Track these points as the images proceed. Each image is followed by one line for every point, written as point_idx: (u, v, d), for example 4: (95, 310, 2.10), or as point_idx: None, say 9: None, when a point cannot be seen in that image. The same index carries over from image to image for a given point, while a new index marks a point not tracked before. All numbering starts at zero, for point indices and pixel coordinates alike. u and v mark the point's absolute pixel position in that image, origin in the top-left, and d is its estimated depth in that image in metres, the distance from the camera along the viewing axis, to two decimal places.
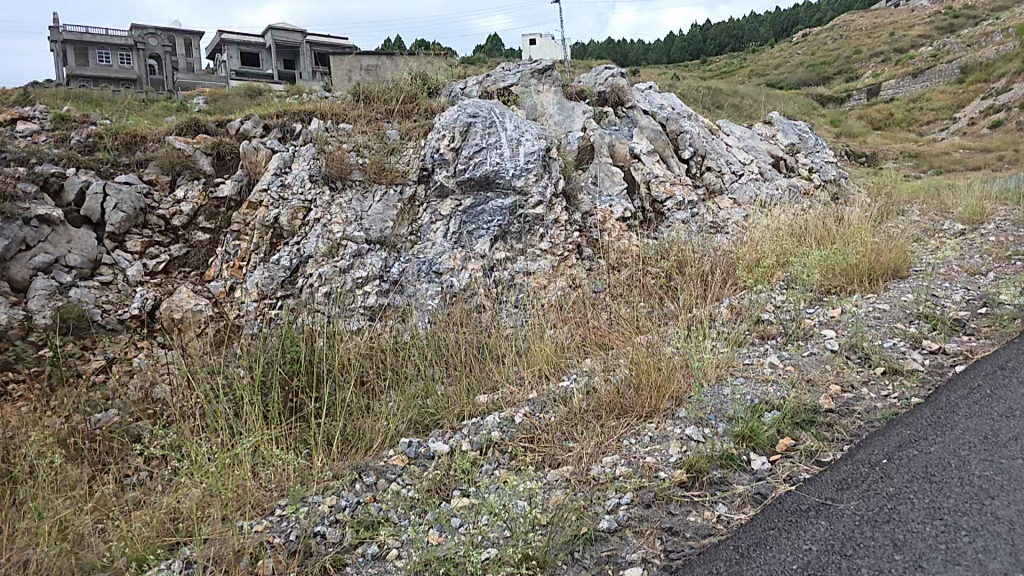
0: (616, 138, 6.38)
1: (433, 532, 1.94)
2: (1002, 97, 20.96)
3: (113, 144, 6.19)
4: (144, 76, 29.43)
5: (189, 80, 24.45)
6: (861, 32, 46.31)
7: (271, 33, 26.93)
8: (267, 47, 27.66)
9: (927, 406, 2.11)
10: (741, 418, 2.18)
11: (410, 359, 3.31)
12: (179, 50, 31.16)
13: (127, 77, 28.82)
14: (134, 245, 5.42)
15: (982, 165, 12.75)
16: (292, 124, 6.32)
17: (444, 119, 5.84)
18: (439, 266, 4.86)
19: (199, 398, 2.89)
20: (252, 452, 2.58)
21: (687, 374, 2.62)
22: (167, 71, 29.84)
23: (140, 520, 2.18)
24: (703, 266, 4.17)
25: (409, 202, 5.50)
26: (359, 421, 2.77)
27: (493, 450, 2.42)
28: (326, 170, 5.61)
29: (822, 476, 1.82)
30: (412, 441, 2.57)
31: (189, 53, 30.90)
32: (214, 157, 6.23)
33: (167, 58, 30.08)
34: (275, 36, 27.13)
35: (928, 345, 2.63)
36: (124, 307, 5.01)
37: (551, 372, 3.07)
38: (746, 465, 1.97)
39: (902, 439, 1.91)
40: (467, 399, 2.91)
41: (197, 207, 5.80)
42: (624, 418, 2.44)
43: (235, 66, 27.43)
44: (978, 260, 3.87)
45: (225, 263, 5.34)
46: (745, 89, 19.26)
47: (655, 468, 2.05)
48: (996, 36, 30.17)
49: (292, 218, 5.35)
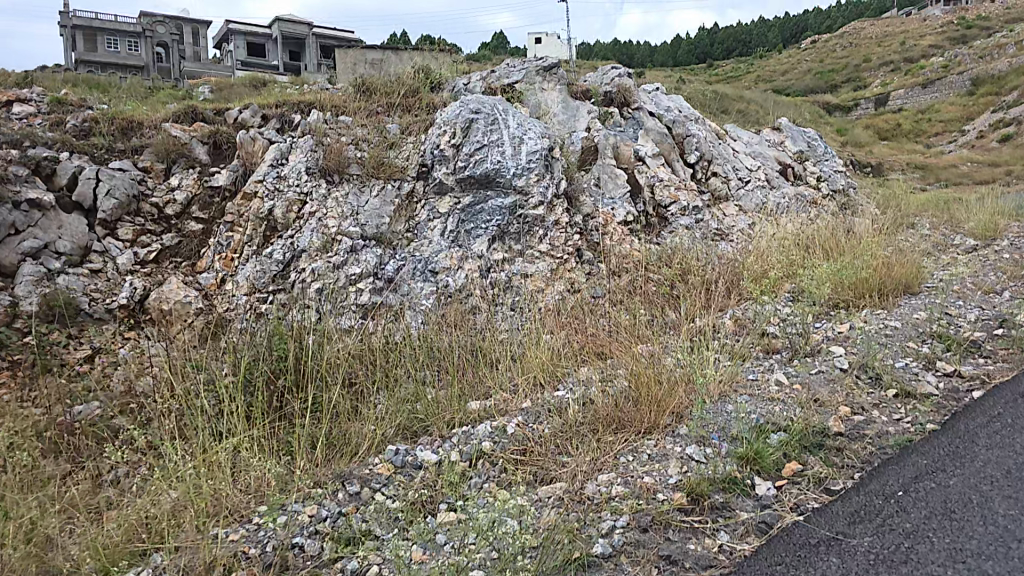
0: (620, 139, 6.25)
1: (416, 550, 1.80)
2: (1013, 110, 20.81)
3: (108, 130, 6.06)
4: (150, 64, 29.23)
5: (194, 68, 24.15)
6: (871, 40, 46.09)
7: (277, 24, 26.61)
8: (273, 37, 27.47)
9: (944, 434, 2.00)
10: (744, 439, 2.07)
11: (401, 361, 3.19)
12: (185, 38, 30.91)
13: (132, 63, 28.58)
14: (126, 233, 5.29)
15: (990, 179, 12.67)
16: (291, 114, 6.18)
17: (444, 114, 5.69)
18: (435, 265, 4.74)
19: (181, 395, 2.77)
20: (234, 454, 2.44)
21: (689, 389, 2.51)
22: (173, 60, 29.74)
23: (111, 524, 2.04)
24: (708, 274, 4.06)
25: (407, 198, 5.38)
26: (345, 425, 2.63)
27: (483, 462, 2.30)
28: (323, 163, 5.49)
29: (832, 507, 1.71)
30: (400, 450, 2.45)
31: (196, 42, 30.91)
32: (210, 146, 6.09)
33: (173, 46, 30.11)
34: (280, 27, 26.81)
35: (943, 367, 2.52)
36: (113, 296, 4.86)
37: (547, 381, 2.95)
38: (750, 490, 1.86)
39: (918, 469, 1.80)
40: (458, 406, 2.78)
41: (191, 196, 5.67)
42: (621, 433, 2.32)
43: (241, 56, 27.27)
44: (992, 278, 3.76)
45: (217, 254, 5.21)
46: (753, 95, 19.16)
47: (653, 489, 1.93)
48: (1008, 49, 30.02)
49: (287, 211, 5.23)
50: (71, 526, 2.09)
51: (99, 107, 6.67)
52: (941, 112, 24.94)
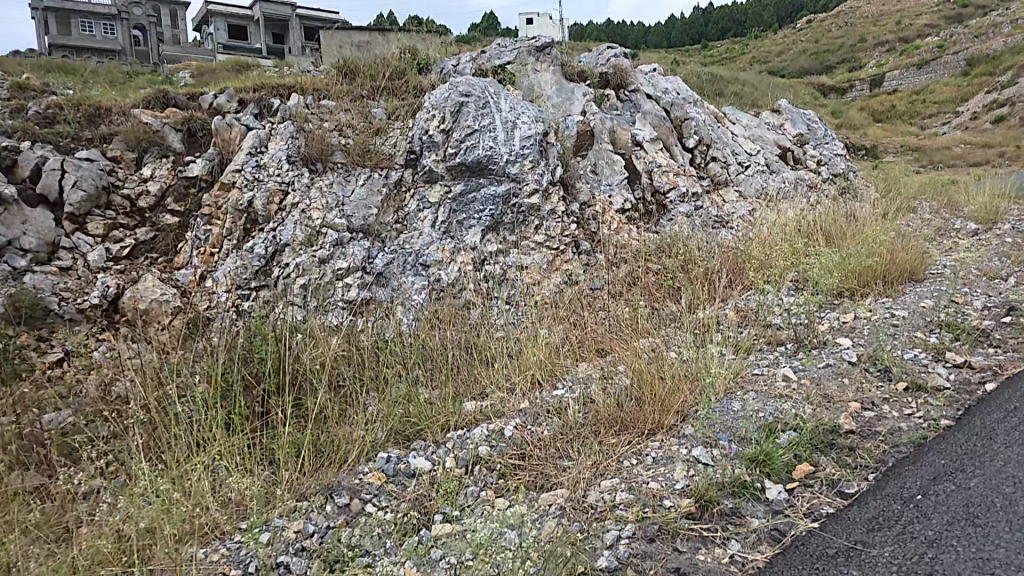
0: (616, 124, 6.03)
1: (409, 566, 1.69)
2: (1009, 90, 20.75)
3: (74, 118, 5.80)
4: (128, 47, 27.38)
5: (174, 51, 22.45)
6: (866, 19, 45.52)
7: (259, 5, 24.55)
8: (257, 21, 25.48)
9: (959, 431, 1.94)
10: (753, 440, 1.99)
11: (392, 360, 3.04)
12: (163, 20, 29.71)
13: (110, 48, 27.00)
14: (96, 227, 4.99)
15: (982, 160, 12.70)
16: (270, 99, 5.84)
17: (432, 98, 5.38)
18: (426, 258, 4.55)
19: (152, 400, 2.60)
20: (213, 467, 2.29)
21: (695, 387, 2.40)
22: (151, 42, 28.27)
23: (80, 547, 1.89)
24: (709, 263, 3.95)
25: (395, 187, 5.12)
26: (334, 430, 2.49)
27: (480, 468, 2.18)
28: (306, 152, 5.18)
29: (848, 513, 1.63)
30: (392, 457, 2.32)
31: (176, 25, 29.64)
32: (184, 133, 5.75)
33: (152, 28, 28.62)
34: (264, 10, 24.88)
35: (953, 358, 2.46)
36: (84, 295, 4.59)
37: (545, 379, 2.85)
38: (761, 494, 1.77)
39: (937, 470, 1.72)
40: (454, 409, 2.64)
41: (165, 187, 5.38)
42: (624, 434, 2.22)
43: (223, 40, 25.59)
44: (997, 263, 3.71)
45: (195, 248, 4.94)
46: (748, 77, 18.90)
47: (659, 496, 1.83)
48: (1005, 27, 29.87)
49: (267, 203, 4.96)
50: (33, 548, 1.93)
51: (62, 94, 6.38)
52: (934, 93, 24.89)
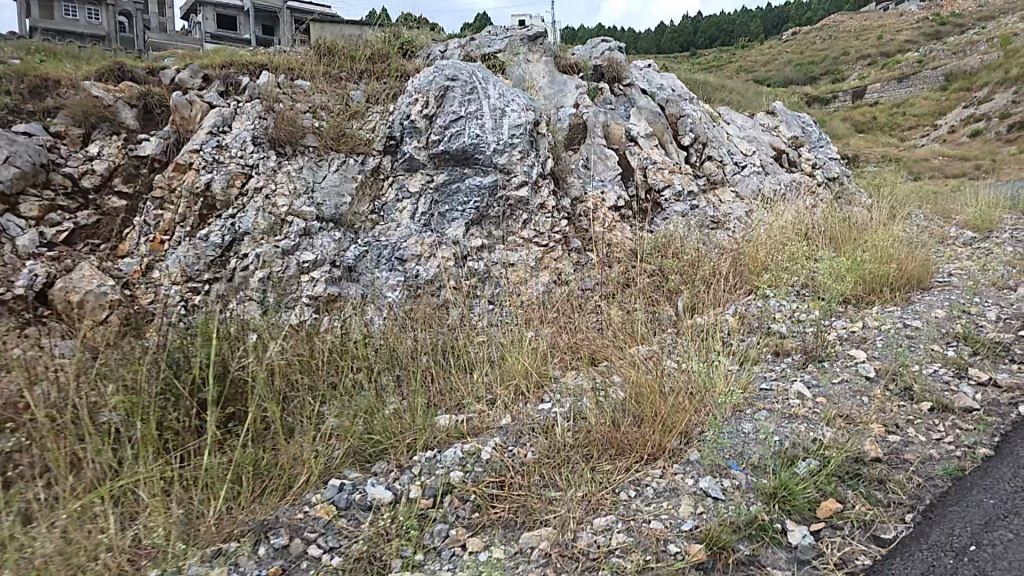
0: (609, 118, 5.77)
1: None
2: (982, 107, 21.59)
3: (15, 88, 5.16)
4: (113, 32, 25.30)
5: (161, 38, 20.75)
6: (848, 33, 46.93)
7: None
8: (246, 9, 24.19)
9: (1002, 462, 1.73)
10: (771, 469, 1.72)
11: (356, 366, 2.64)
12: None
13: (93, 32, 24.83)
14: (29, 208, 4.37)
15: (961, 172, 13.04)
16: (238, 76, 5.31)
17: (416, 81, 4.99)
18: (403, 253, 4.17)
19: (52, 415, 2.12)
20: (124, 497, 1.86)
21: (702, 406, 2.12)
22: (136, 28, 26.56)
23: None
24: (711, 265, 3.70)
25: (372, 174, 4.70)
26: (280, 450, 2.08)
27: (452, 499, 1.82)
28: (273, 133, 4.68)
29: (890, 568, 1.37)
30: (346, 485, 1.93)
31: None
32: (139, 109, 5.19)
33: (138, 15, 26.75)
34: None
35: (976, 375, 2.26)
36: (8, 284, 3.97)
37: (530, 391, 2.53)
38: (782, 538, 1.49)
39: (989, 513, 1.51)
40: (423, 424, 2.26)
41: (114, 167, 4.80)
42: (620, 460, 1.91)
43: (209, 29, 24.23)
44: (1005, 273, 3.57)
45: (143, 235, 4.39)
46: (739, 85, 19.12)
47: (663, 539, 1.54)
48: (978, 47, 31.17)
49: (228, 186, 4.46)
50: None
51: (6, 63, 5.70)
52: (912, 107, 25.76)
